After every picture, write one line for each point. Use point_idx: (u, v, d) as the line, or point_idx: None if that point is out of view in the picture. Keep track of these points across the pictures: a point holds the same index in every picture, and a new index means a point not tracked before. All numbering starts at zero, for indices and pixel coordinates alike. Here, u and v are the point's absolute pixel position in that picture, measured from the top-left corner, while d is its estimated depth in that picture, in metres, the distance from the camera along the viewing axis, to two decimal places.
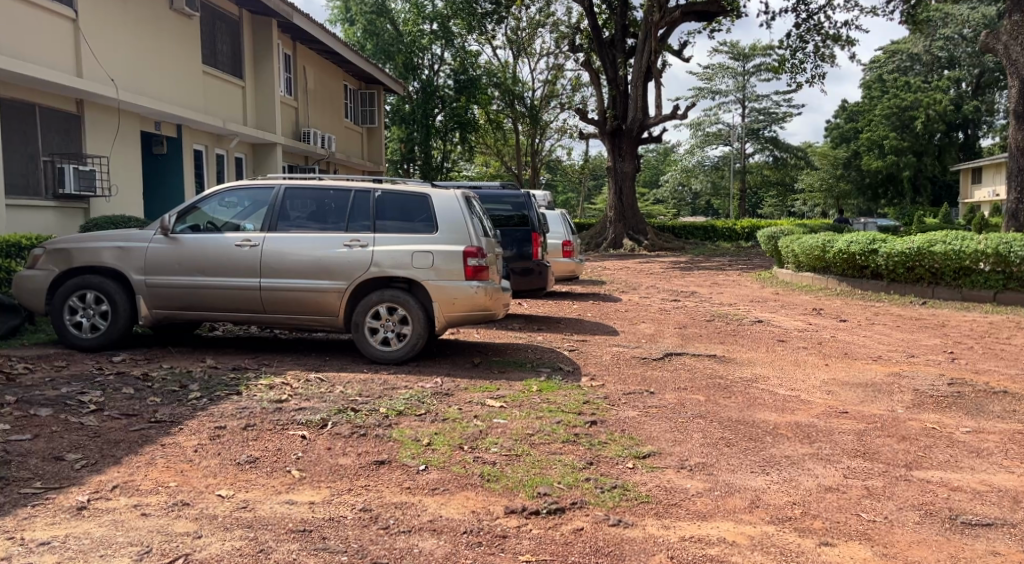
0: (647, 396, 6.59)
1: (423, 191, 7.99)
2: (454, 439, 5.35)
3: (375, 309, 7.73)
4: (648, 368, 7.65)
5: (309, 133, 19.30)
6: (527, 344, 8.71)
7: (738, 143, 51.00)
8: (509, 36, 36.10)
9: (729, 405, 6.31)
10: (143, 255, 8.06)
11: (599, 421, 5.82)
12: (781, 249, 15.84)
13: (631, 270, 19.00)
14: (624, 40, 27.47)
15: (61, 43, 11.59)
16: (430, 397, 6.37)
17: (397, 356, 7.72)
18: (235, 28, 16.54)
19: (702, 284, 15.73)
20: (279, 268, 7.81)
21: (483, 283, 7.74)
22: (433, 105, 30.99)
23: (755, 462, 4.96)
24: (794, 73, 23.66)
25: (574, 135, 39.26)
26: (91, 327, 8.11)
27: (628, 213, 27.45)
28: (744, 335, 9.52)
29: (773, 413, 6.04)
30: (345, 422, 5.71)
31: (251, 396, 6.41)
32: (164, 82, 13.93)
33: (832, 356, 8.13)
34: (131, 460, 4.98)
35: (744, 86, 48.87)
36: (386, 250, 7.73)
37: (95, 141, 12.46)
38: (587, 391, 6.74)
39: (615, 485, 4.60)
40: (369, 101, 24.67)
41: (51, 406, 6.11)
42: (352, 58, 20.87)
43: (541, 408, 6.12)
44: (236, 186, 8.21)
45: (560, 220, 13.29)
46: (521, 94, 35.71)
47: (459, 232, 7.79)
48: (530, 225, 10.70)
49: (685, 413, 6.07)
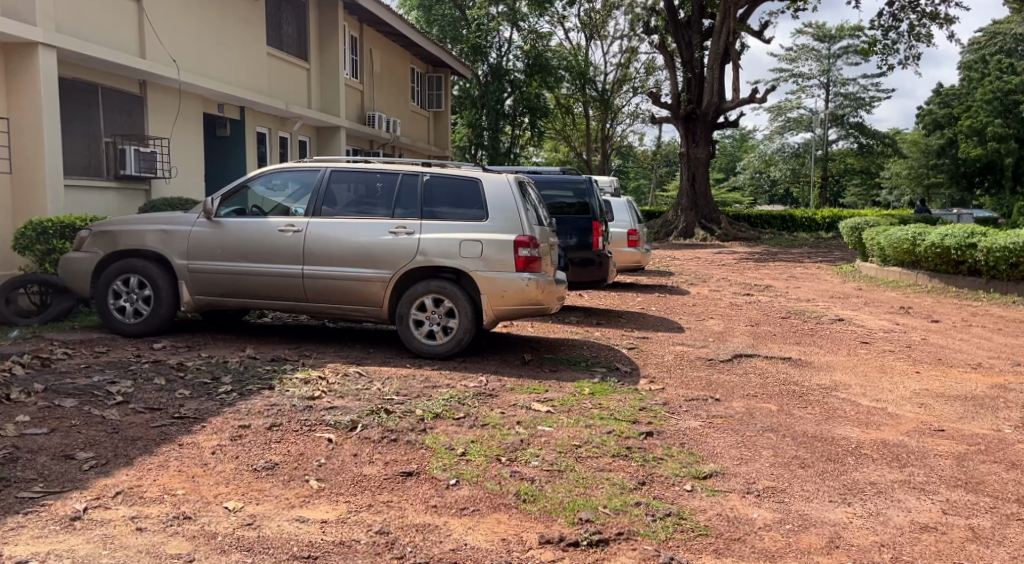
0: (711, 404, 5.94)
1: (475, 175, 7.47)
2: (491, 449, 4.83)
3: (419, 301, 7.28)
4: (715, 371, 6.98)
5: (374, 116, 18.99)
6: (583, 340, 8.11)
7: (820, 129, 48.87)
8: (582, 19, 35.35)
9: (805, 417, 5.60)
10: (186, 239, 7.76)
11: (656, 433, 5.22)
12: (865, 241, 14.80)
13: (702, 261, 18.13)
14: (701, 20, 26.28)
15: (125, 24, 11.43)
16: (471, 398, 5.87)
17: (443, 352, 7.25)
18: (301, 9, 16.30)
19: (777, 278, 14.86)
20: (322, 256, 7.41)
21: (535, 275, 7.17)
22: (502, 88, 30.42)
23: (833, 490, 4.29)
24: (885, 54, 22.19)
25: (647, 120, 38.37)
26: (134, 312, 7.88)
27: (700, 201, 26.45)
28: (823, 335, 8.73)
29: (855, 428, 5.33)
30: (376, 425, 5.23)
31: (283, 391, 6.03)
32: (227, 63, 13.72)
33: (925, 362, 7.31)
34: (143, 462, 4.62)
35: (829, 69, 46.75)
36: (433, 239, 7.24)
37: (157, 122, 12.33)
38: (646, 396, 6.13)
39: (669, 513, 4.00)
40: (436, 85, 24.28)
41: (77, 396, 5.84)
42: (418, 40, 20.47)
43: (592, 415, 5.55)
44: (283, 168, 7.84)
45: (626, 208, 12.63)
46: (592, 77, 34.91)
47: (511, 220, 7.22)
48: (592, 214, 10.15)
49: (753, 425, 5.41)
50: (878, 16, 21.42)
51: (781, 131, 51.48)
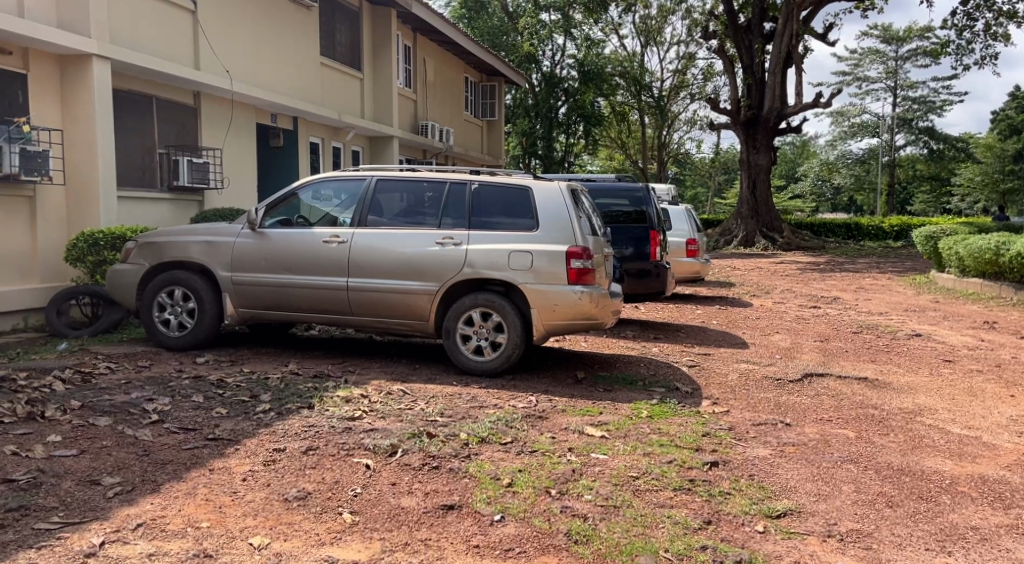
0: (781, 429, 5.45)
1: (526, 184, 7.10)
2: (540, 480, 4.43)
3: (467, 314, 6.94)
4: (786, 392, 6.46)
5: (427, 125, 18.80)
6: (640, 357, 7.65)
7: (887, 135, 47.23)
8: (638, 25, 34.82)
9: (889, 446, 5.08)
10: (230, 249, 7.57)
11: (722, 463, 4.76)
12: (942, 250, 14.00)
13: (764, 271, 17.42)
14: (763, 24, 25.49)
15: (180, 35, 11.38)
16: (520, 421, 5.48)
17: (492, 368, 6.88)
18: (355, 18, 16.19)
19: (846, 289, 14.14)
20: (367, 268, 7.12)
21: (588, 288, 6.74)
22: (556, 97, 30.02)
23: (928, 536, 3.82)
24: (958, 55, 21.15)
25: (704, 126, 37.65)
26: (179, 325, 7.70)
27: (762, 209, 25.66)
28: (901, 352, 8.13)
29: (947, 460, 4.80)
30: (417, 450, 4.87)
31: (322, 411, 5.73)
32: (281, 74, 13.64)
33: (1018, 385, 6.68)
34: (169, 489, 4.35)
35: (896, 72, 45.21)
36: (481, 250, 6.89)
37: (210, 133, 12.27)
38: (709, 420, 5.66)
39: (740, 560, 3.60)
40: (490, 94, 23.97)
41: (112, 415, 5.63)
42: (472, 48, 20.24)
43: (650, 441, 5.12)
44: (330, 177, 7.59)
45: (684, 217, 12.17)
46: (649, 84, 34.29)
47: (564, 230, 6.82)
48: (649, 223, 9.66)
49: (830, 455, 4.91)
50: (951, 16, 20.45)
51: (845, 137, 49.93)
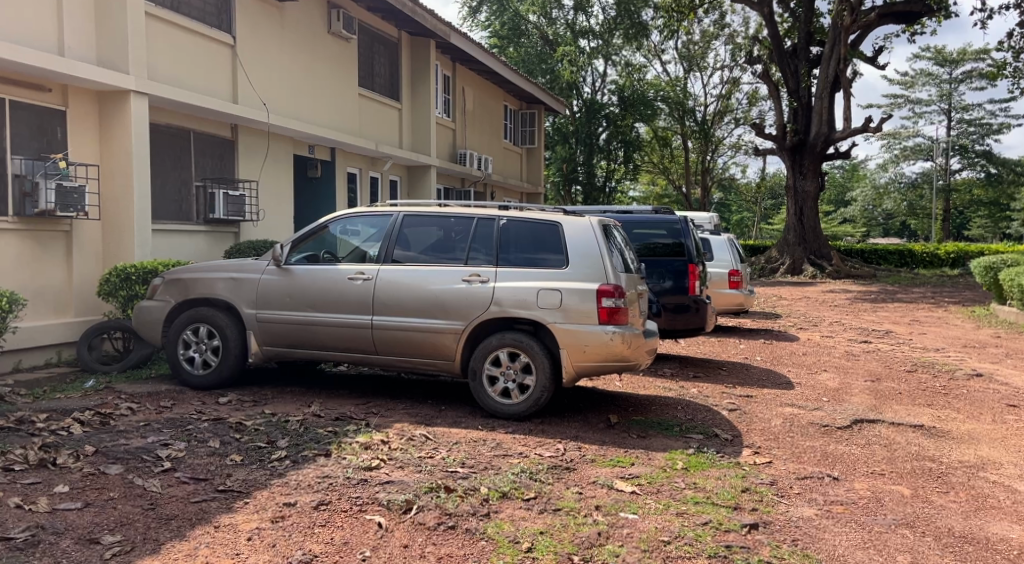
0: (829, 484, 5.03)
1: (556, 219, 6.82)
2: (562, 545, 4.12)
3: (495, 355, 6.64)
4: (835, 440, 6.03)
5: (466, 154, 18.67)
6: (678, 399, 7.25)
7: (941, 158, 45.97)
8: (681, 51, 34.48)
9: (949, 507, 4.65)
10: (255, 286, 7.40)
11: (763, 524, 4.37)
12: (1003, 282, 13.30)
13: (813, 302, 16.81)
14: (809, 48, 24.98)
15: (220, 69, 11.40)
16: (545, 473, 5.15)
17: (519, 411, 6.57)
18: (394, 49, 16.18)
19: (899, 321, 13.50)
20: (393, 306, 6.89)
21: (619, 328, 6.41)
22: (597, 123, 29.73)
23: None
24: (1016, 78, 20.37)
25: (749, 151, 37.08)
26: (203, 363, 7.53)
27: (809, 236, 25.00)
28: (961, 394, 7.60)
29: (1015, 526, 4.38)
30: (433, 507, 4.57)
31: (339, 459, 5.47)
32: (319, 105, 13.63)
33: None
34: (169, 551, 4.12)
35: (950, 94, 44.07)
36: (509, 287, 6.61)
37: (246, 165, 12.23)
38: (750, 472, 5.27)
39: None
40: (530, 121, 23.81)
41: (124, 462, 5.44)
42: (512, 76, 20.13)
43: (684, 498, 4.75)
44: (357, 212, 7.40)
45: (726, 247, 11.75)
46: (692, 109, 33.89)
47: (594, 267, 6.51)
48: (687, 256, 9.29)
49: (884, 516, 4.50)
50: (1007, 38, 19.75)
51: (896, 160, 48.73)
